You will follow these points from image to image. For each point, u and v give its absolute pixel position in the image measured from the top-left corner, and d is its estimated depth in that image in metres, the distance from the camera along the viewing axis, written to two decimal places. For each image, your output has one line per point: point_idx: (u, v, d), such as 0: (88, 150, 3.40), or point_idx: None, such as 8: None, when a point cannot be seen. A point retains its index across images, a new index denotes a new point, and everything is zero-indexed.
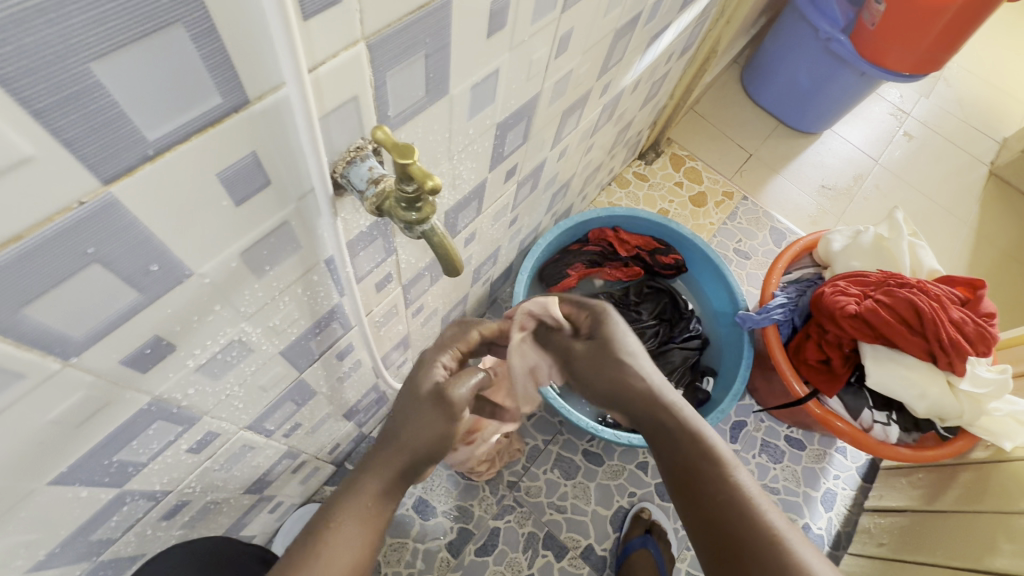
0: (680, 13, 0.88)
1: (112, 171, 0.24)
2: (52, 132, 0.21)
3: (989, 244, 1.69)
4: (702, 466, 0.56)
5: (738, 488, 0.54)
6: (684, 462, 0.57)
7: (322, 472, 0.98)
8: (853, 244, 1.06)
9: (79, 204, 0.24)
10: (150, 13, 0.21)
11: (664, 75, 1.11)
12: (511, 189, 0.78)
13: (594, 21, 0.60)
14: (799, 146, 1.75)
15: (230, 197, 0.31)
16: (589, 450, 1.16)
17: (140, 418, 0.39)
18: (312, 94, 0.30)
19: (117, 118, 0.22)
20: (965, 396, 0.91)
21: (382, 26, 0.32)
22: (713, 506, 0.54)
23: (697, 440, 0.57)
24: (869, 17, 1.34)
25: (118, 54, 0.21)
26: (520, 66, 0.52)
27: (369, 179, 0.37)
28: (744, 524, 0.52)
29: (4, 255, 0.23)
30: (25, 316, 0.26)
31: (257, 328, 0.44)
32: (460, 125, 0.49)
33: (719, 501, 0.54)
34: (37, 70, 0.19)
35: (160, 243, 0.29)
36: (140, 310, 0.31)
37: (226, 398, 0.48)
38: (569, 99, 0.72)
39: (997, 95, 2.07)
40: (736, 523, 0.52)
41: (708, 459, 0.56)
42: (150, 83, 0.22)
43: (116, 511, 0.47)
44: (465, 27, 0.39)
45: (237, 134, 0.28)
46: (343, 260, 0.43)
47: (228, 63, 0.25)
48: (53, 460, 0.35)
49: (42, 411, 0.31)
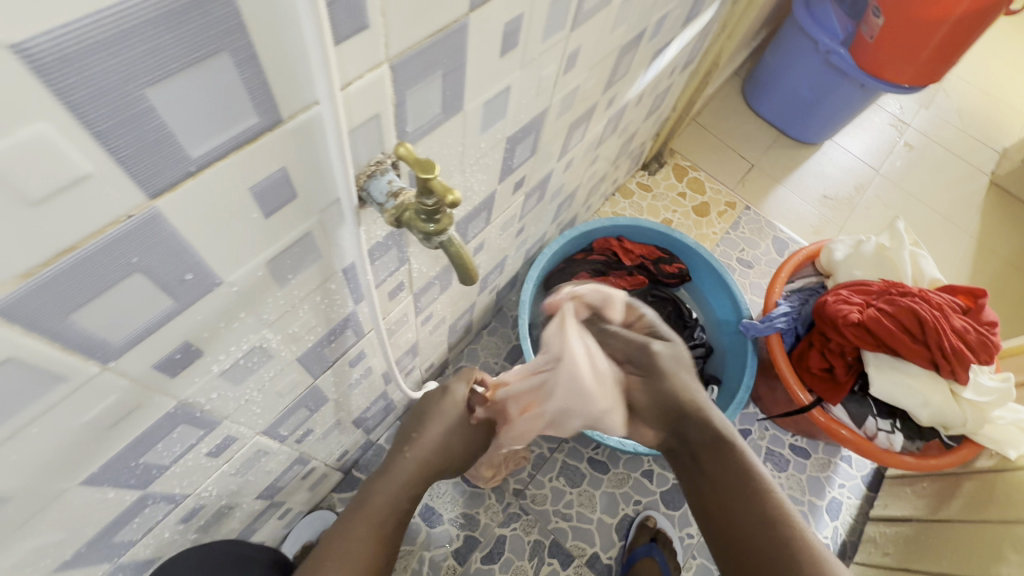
0: (683, 29, 0.91)
1: (158, 186, 0.26)
2: (109, 151, 0.23)
3: (991, 253, 1.70)
4: (747, 480, 0.66)
5: (777, 502, 0.64)
6: (732, 476, 0.67)
7: (330, 478, 0.99)
8: (855, 253, 1.07)
9: (127, 218, 0.25)
10: (199, 41, 0.22)
11: (667, 88, 1.14)
12: (519, 200, 0.80)
13: (601, 39, 0.62)
14: (800, 156, 1.77)
15: (260, 210, 0.33)
16: (594, 458, 1.17)
17: (166, 421, 0.41)
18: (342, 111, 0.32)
19: (166, 138, 0.24)
20: (968, 404, 0.92)
21: (404, 48, 0.34)
22: (752, 514, 0.63)
23: (731, 460, 0.68)
24: (868, 31, 1.36)
25: (170, 80, 0.23)
26: (530, 82, 0.54)
27: (388, 191, 0.39)
28: (780, 529, 0.61)
29: (58, 264, 0.24)
30: (72, 322, 0.27)
31: (277, 335, 0.46)
32: (473, 139, 0.51)
33: (760, 509, 0.63)
34: (100, 96, 0.21)
35: (195, 253, 0.31)
36: (173, 316, 0.33)
37: (245, 403, 0.50)
38: (576, 113, 0.74)
39: (997, 105, 2.09)
40: (773, 528, 0.61)
41: (737, 475, 0.67)
42: (197, 105, 0.24)
43: (138, 514, 0.48)
44: (480, 47, 0.41)
45: (270, 151, 0.30)
46: (362, 268, 0.44)
47: (266, 85, 0.27)
48: (85, 461, 0.36)
49: (79, 413, 0.32)
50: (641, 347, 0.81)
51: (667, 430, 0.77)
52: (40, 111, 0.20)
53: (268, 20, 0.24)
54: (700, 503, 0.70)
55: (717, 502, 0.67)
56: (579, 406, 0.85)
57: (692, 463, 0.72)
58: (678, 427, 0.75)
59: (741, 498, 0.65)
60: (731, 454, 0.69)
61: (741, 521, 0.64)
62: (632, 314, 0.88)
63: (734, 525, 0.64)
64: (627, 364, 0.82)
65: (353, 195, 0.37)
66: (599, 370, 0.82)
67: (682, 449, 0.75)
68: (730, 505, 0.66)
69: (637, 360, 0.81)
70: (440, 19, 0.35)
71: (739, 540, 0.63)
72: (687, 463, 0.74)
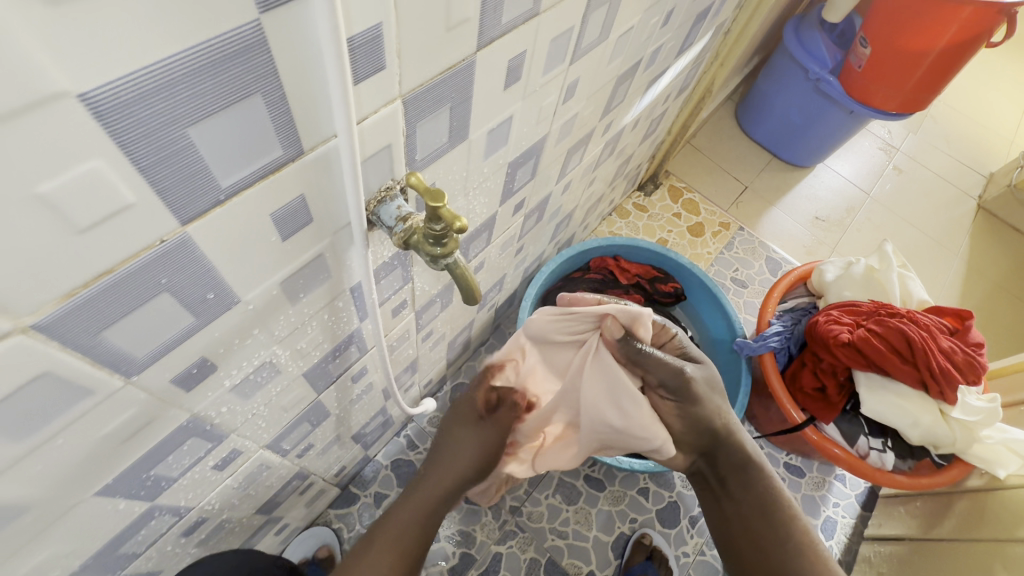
0: (677, 58, 0.95)
1: (190, 214, 0.28)
2: (151, 183, 0.25)
3: (980, 275, 1.74)
4: (774, 509, 0.69)
5: (802, 529, 0.68)
6: (760, 504, 0.70)
7: (327, 494, 0.99)
8: (845, 275, 1.10)
9: (160, 242, 0.27)
10: (235, 86, 0.25)
11: (663, 113, 1.17)
12: (518, 221, 0.82)
13: (599, 70, 0.65)
14: (793, 179, 1.81)
15: (278, 233, 0.35)
16: (590, 476, 1.18)
17: (178, 433, 0.42)
18: (356, 143, 0.34)
19: (201, 171, 0.26)
20: (956, 424, 0.94)
21: (416, 85, 0.36)
22: (779, 541, 0.68)
23: (769, 488, 0.70)
24: (856, 60, 1.41)
25: (208, 121, 0.25)
26: (532, 112, 0.57)
27: (397, 216, 0.41)
28: (808, 558, 0.66)
29: (96, 285, 0.26)
30: (103, 338, 0.29)
31: (286, 351, 0.48)
32: (476, 165, 0.54)
33: (788, 537, 0.68)
34: (147, 136, 0.23)
35: (218, 274, 0.33)
36: (193, 332, 0.35)
37: (252, 417, 0.51)
38: (574, 138, 0.77)
39: (982, 131, 2.16)
40: (801, 554, 0.66)
41: (772, 502, 0.69)
42: (229, 142, 0.27)
43: (144, 526, 0.49)
44: (486, 82, 0.44)
45: (291, 180, 0.32)
46: (370, 287, 0.46)
47: (290, 122, 0.29)
48: (100, 472, 0.38)
49: (99, 425, 0.34)
50: (677, 370, 0.65)
51: (696, 454, 0.72)
52: (97, 148, 0.22)
53: (296, 64, 0.27)
54: (725, 523, 0.73)
55: (744, 526, 0.70)
56: (616, 438, 0.70)
57: (718, 487, 0.73)
58: (707, 451, 0.71)
59: (769, 526, 0.69)
60: (760, 482, 0.70)
61: (769, 547, 0.68)
62: (664, 332, 0.71)
63: (761, 549, 0.69)
64: (658, 388, 0.66)
65: (362, 220, 0.39)
66: (625, 408, 0.65)
67: (709, 472, 0.73)
68: (757, 531, 0.69)
69: (669, 386, 0.66)
70: (448, 58, 0.37)
71: (767, 563, 0.68)
72: (711, 485, 0.74)
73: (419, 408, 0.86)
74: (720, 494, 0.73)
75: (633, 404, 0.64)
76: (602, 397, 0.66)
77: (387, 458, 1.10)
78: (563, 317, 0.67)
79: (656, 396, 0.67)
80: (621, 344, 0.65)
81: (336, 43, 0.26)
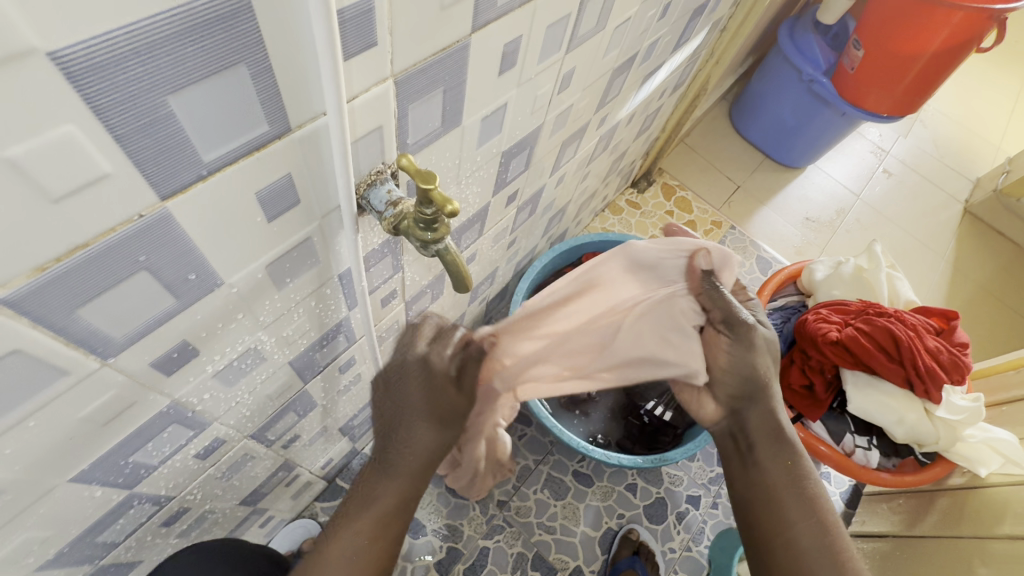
0: (673, 54, 0.94)
1: (170, 188, 0.27)
2: (128, 155, 0.24)
3: (965, 278, 1.76)
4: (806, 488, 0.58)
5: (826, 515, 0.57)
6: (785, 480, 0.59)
7: (313, 487, 0.98)
8: (834, 274, 1.11)
9: (139, 217, 0.26)
10: (220, 53, 0.24)
11: (658, 109, 1.17)
12: (511, 213, 0.82)
13: (594, 61, 0.64)
14: (785, 179, 1.82)
15: (264, 214, 0.34)
16: (579, 471, 1.18)
17: (158, 419, 0.41)
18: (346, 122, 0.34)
19: (182, 142, 0.25)
20: (939, 421, 0.96)
21: (409, 65, 0.36)
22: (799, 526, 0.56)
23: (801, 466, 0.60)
24: (849, 62, 1.43)
25: (190, 89, 0.24)
26: (526, 100, 0.56)
27: (388, 201, 0.40)
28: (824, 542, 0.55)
29: (70, 260, 0.25)
30: (78, 316, 0.28)
31: (272, 338, 0.47)
32: (469, 153, 0.53)
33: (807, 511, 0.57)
34: (124, 102, 0.22)
35: (200, 254, 0.32)
36: (174, 315, 0.34)
37: (236, 405, 0.50)
38: (569, 130, 0.77)
39: (969, 136, 2.19)
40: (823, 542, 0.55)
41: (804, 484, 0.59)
42: (212, 113, 0.26)
43: (122, 515, 0.47)
44: (479, 69, 0.43)
45: (276, 159, 0.31)
46: (359, 275, 0.45)
47: (277, 97, 0.28)
48: (75, 457, 0.36)
49: (75, 408, 0.33)
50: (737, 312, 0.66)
51: (730, 407, 0.66)
52: (69, 112, 0.21)
53: (283, 34, 0.26)
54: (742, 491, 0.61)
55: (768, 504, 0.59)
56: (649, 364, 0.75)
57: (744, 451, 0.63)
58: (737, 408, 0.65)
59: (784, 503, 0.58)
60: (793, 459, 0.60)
61: (785, 527, 0.57)
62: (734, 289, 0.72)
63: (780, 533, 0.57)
64: (717, 324, 0.68)
65: (352, 204, 0.38)
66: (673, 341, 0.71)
67: (738, 435, 0.65)
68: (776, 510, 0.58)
69: (727, 323, 0.66)
70: (442, 38, 0.36)
71: (786, 539, 0.56)
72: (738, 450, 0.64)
73: None
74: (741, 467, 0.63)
75: (680, 338, 0.71)
76: (652, 327, 0.73)
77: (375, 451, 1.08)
78: (665, 247, 0.70)
79: (714, 333, 0.69)
80: (702, 277, 0.69)
81: (327, 15, 0.25)
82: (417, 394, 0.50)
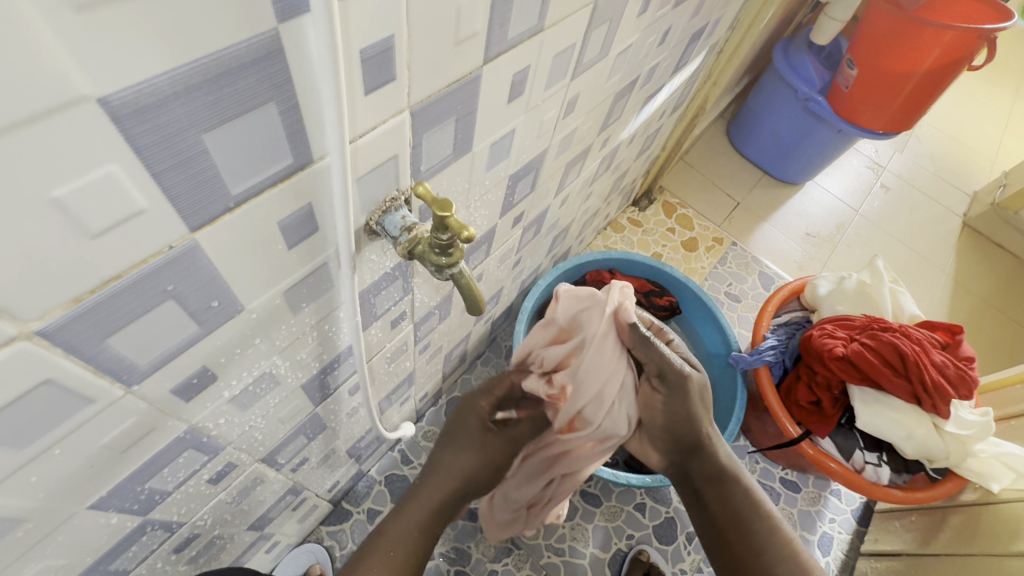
0: (672, 77, 0.97)
1: (200, 220, 0.28)
2: (165, 189, 0.25)
3: (967, 291, 1.78)
4: (753, 511, 0.66)
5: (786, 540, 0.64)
6: (738, 515, 0.66)
7: (319, 510, 0.96)
8: (837, 289, 1.11)
9: (169, 248, 0.27)
10: (252, 95, 0.25)
11: (658, 129, 1.19)
12: (516, 234, 0.83)
13: (598, 86, 0.66)
14: (783, 196, 1.84)
15: (285, 242, 0.35)
16: (587, 491, 1.17)
17: (175, 445, 0.41)
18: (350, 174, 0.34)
19: (214, 176, 0.26)
20: (950, 437, 0.94)
21: (425, 96, 0.37)
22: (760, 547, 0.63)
23: (747, 494, 0.67)
24: (844, 81, 1.47)
25: (221, 127, 0.25)
26: (533, 126, 0.57)
27: (402, 226, 0.41)
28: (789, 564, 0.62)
29: (105, 290, 0.26)
30: (107, 345, 0.28)
31: (285, 362, 0.47)
32: (478, 177, 0.54)
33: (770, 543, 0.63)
34: (163, 141, 0.23)
35: (224, 283, 0.33)
36: (196, 341, 0.34)
37: (249, 429, 0.51)
38: (573, 152, 0.78)
39: (965, 151, 2.22)
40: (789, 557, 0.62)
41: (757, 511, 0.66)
42: (241, 150, 0.27)
43: (134, 542, 0.47)
44: (489, 99, 0.45)
45: (296, 191, 0.32)
46: (357, 311, 0.45)
47: (301, 132, 0.29)
48: (95, 484, 0.37)
49: (96, 436, 0.33)
50: (677, 367, 0.65)
51: (673, 451, 0.70)
52: (113, 155, 0.22)
53: (306, 79, 0.27)
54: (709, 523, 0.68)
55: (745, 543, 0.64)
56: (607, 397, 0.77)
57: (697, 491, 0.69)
58: (683, 461, 0.69)
59: (752, 533, 0.64)
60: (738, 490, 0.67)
61: (758, 549, 0.63)
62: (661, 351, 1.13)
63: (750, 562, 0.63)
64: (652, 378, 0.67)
65: (351, 246, 0.39)
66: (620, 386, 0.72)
67: (686, 479, 0.70)
68: (738, 550, 0.65)
69: (665, 380, 0.66)
70: (456, 70, 0.38)
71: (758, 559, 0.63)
72: (693, 488, 0.70)
73: (395, 433, 0.79)
74: (698, 515, 0.69)
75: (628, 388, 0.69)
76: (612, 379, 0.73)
77: (381, 473, 1.08)
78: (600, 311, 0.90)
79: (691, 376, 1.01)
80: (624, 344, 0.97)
81: (336, 61, 0.26)
82: (467, 428, 0.63)
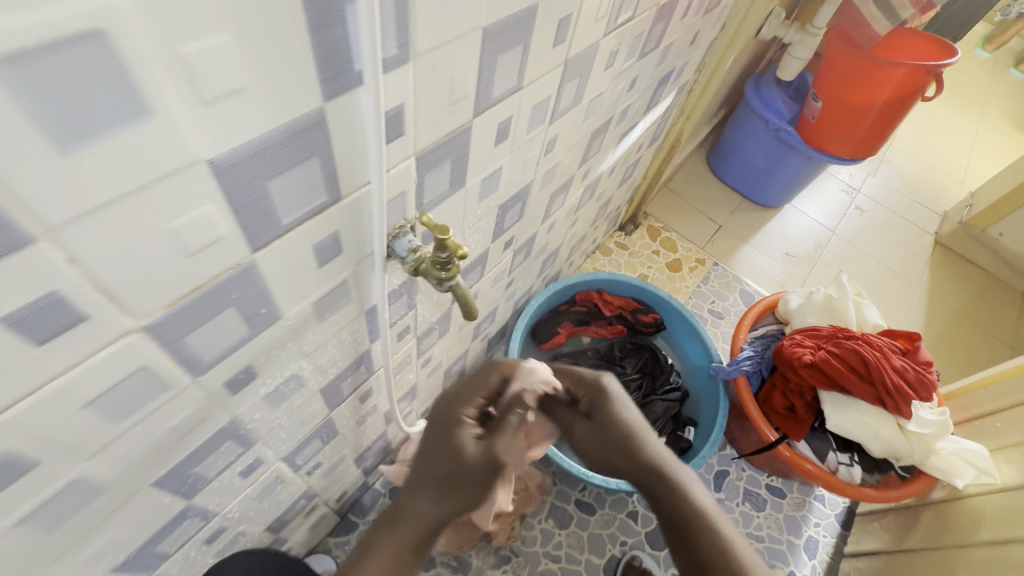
0: (646, 114, 1.08)
1: (259, 244, 0.37)
2: (238, 220, 0.34)
3: (941, 305, 1.87)
4: (706, 528, 0.66)
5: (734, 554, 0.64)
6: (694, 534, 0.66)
7: (328, 520, 1.02)
8: (807, 302, 1.20)
9: (237, 265, 0.36)
10: (303, 152, 0.34)
11: (637, 160, 1.30)
12: (508, 257, 0.92)
13: (575, 126, 0.77)
14: (762, 219, 1.95)
15: (317, 261, 0.44)
16: (581, 500, 1.23)
17: (220, 434, 0.49)
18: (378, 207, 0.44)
19: (272, 211, 0.36)
20: (913, 435, 1.01)
21: (428, 144, 0.46)
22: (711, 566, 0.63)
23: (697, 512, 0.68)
24: (810, 112, 1.59)
25: (280, 176, 0.34)
26: (518, 163, 0.67)
27: (409, 249, 0.51)
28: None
29: (191, 297, 0.35)
30: (186, 340, 0.37)
31: (309, 366, 0.55)
32: (472, 207, 0.64)
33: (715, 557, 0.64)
34: (243, 187, 0.32)
35: (271, 293, 0.41)
36: (247, 341, 0.43)
37: (276, 427, 0.58)
38: (556, 184, 0.88)
39: (934, 174, 2.35)
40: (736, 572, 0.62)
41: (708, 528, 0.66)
42: (292, 191, 0.36)
43: (178, 526, 0.54)
44: (480, 144, 0.55)
45: (327, 221, 0.41)
46: (386, 307, 0.55)
47: (335, 176, 0.39)
48: (160, 463, 0.44)
49: (167, 419, 0.41)
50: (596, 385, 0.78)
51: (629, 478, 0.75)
52: (212, 198, 0.31)
53: (343, 138, 0.37)
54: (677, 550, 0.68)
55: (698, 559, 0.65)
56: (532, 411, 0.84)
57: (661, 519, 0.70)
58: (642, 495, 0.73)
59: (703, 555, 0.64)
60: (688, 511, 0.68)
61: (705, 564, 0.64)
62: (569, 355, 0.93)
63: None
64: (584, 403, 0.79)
65: (384, 248, 0.48)
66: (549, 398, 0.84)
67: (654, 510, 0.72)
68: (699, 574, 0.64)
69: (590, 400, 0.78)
70: (451, 123, 0.48)
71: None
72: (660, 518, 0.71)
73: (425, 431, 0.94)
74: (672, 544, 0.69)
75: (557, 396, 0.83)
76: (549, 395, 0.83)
77: (386, 485, 1.14)
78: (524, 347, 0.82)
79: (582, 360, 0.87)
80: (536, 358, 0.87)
81: (377, 120, 0.36)
82: (444, 465, 0.60)
